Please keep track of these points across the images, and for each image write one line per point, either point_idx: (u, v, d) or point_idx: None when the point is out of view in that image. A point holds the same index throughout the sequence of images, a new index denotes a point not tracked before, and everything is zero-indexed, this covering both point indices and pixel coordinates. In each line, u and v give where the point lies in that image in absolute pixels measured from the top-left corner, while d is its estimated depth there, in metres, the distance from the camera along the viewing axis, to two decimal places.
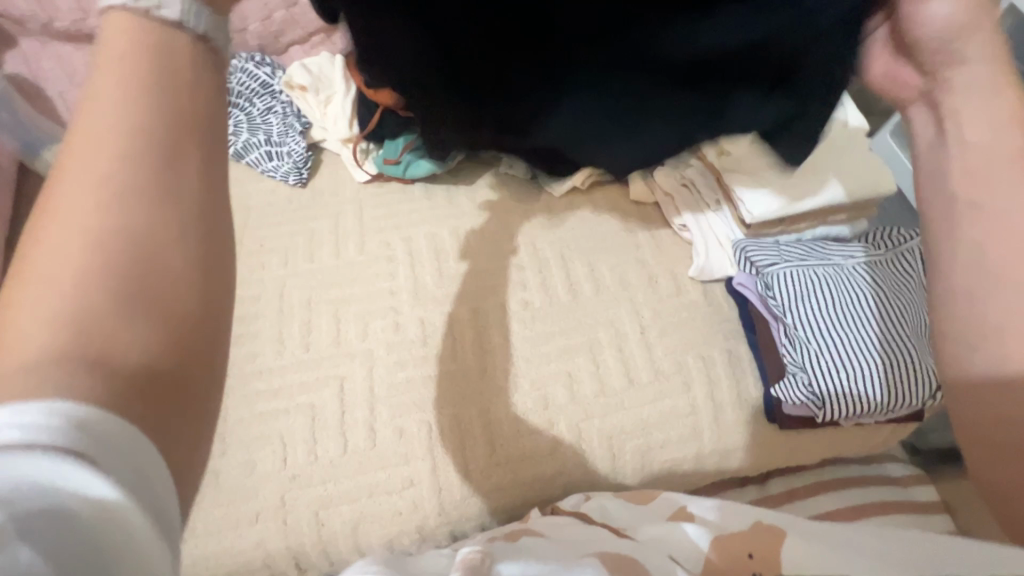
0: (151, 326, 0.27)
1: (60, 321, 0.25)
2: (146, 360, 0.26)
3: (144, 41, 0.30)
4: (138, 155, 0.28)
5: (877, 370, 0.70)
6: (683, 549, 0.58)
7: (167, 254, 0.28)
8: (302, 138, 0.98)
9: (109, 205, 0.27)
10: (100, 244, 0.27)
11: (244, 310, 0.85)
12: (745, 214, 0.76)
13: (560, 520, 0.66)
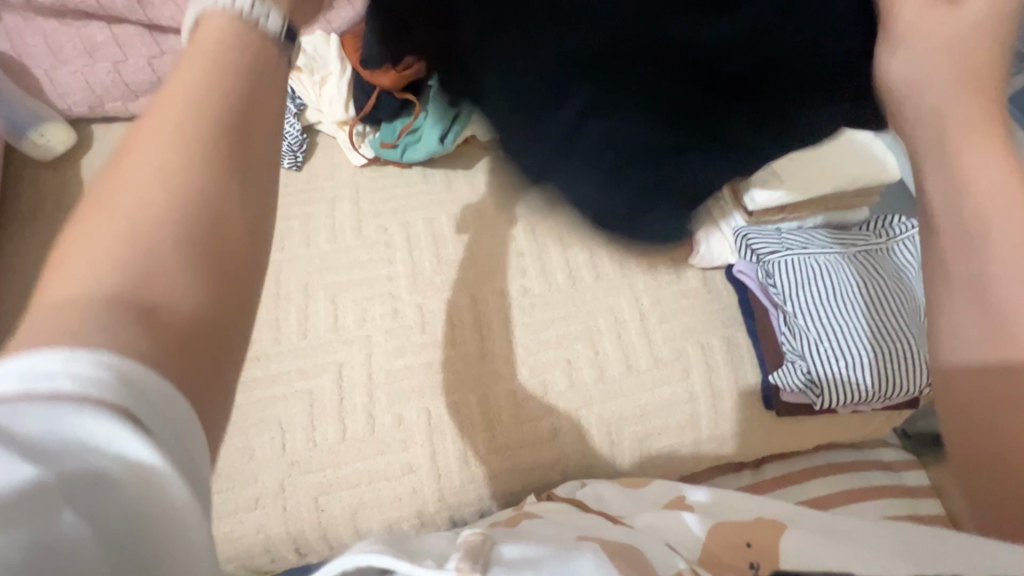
0: (199, 281, 0.29)
1: (125, 271, 0.28)
2: (195, 312, 0.28)
3: (223, 44, 0.35)
4: (205, 132, 0.32)
5: (876, 358, 0.71)
6: (681, 539, 0.61)
7: (209, 228, 0.30)
8: (296, 120, 0.97)
9: (173, 173, 0.30)
10: (153, 215, 0.29)
11: None
12: (749, 202, 0.75)
13: (558, 506, 0.66)
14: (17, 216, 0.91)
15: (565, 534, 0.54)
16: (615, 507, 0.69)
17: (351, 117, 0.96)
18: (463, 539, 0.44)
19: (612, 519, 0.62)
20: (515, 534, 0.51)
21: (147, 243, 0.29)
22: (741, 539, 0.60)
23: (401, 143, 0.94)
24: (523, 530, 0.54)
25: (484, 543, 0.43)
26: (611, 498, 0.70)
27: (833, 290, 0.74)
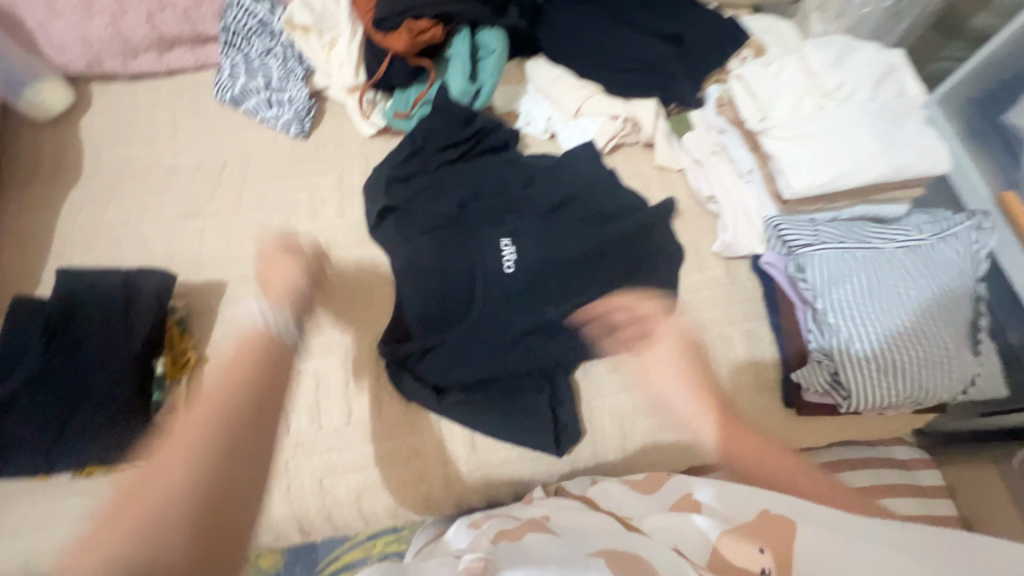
0: (192, 532, 0.36)
1: (144, 525, 0.35)
2: (188, 548, 0.36)
3: (247, 352, 0.48)
4: (220, 400, 0.42)
5: (909, 361, 0.66)
6: (690, 543, 0.57)
7: (214, 475, 0.38)
8: (304, 85, 0.93)
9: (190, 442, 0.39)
10: (154, 510, 0.36)
11: (245, 270, 0.82)
12: (785, 189, 0.68)
13: (568, 505, 0.63)
14: (14, 178, 0.88)
15: (572, 546, 0.51)
16: (625, 509, 0.66)
17: (362, 84, 0.91)
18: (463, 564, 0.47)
19: (625, 525, 0.57)
20: (521, 554, 0.50)
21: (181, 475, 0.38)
22: (753, 545, 0.53)
23: (416, 113, 0.90)
24: (526, 543, 0.53)
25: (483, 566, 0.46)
26: (618, 499, 0.67)
27: (869, 290, 0.69)
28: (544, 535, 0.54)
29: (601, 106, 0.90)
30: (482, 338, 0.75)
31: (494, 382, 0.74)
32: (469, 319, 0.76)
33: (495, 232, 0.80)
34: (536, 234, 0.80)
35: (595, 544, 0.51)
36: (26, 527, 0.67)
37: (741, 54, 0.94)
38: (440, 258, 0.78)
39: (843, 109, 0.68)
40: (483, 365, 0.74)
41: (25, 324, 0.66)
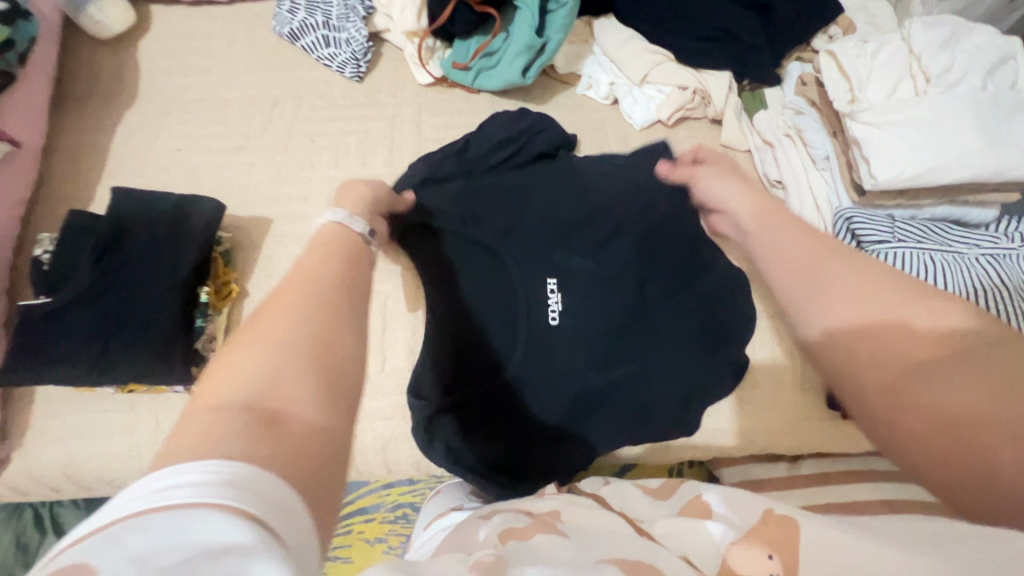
0: (314, 404, 0.33)
1: (273, 356, 0.34)
2: (311, 423, 0.33)
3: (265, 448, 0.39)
4: (284, 352, 0.34)
5: None
6: (701, 555, 0.46)
7: (321, 351, 0.36)
8: (363, 25, 0.90)
9: (288, 337, 0.35)
10: (277, 345, 0.35)
11: (291, 209, 0.81)
12: (866, 177, 0.63)
13: (581, 502, 0.57)
14: (72, 94, 0.88)
15: (583, 549, 0.45)
16: (636, 509, 0.59)
17: (423, 29, 0.87)
18: (473, 557, 0.40)
19: (637, 527, 0.51)
20: (529, 555, 0.43)
21: (274, 368, 0.34)
22: (761, 551, 0.41)
23: (474, 66, 0.86)
24: (534, 546, 0.45)
25: (497, 561, 0.40)
26: (631, 501, 0.60)
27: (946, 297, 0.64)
28: (554, 536, 0.48)
29: (669, 74, 0.86)
30: (515, 399, 0.71)
31: (522, 440, 0.70)
32: (504, 374, 0.71)
33: (542, 271, 0.75)
34: (588, 280, 0.74)
35: (602, 549, 0.44)
36: (70, 433, 0.70)
37: (829, 30, 0.88)
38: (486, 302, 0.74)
39: (943, 97, 0.62)
40: (510, 433, 0.70)
41: (82, 238, 0.68)
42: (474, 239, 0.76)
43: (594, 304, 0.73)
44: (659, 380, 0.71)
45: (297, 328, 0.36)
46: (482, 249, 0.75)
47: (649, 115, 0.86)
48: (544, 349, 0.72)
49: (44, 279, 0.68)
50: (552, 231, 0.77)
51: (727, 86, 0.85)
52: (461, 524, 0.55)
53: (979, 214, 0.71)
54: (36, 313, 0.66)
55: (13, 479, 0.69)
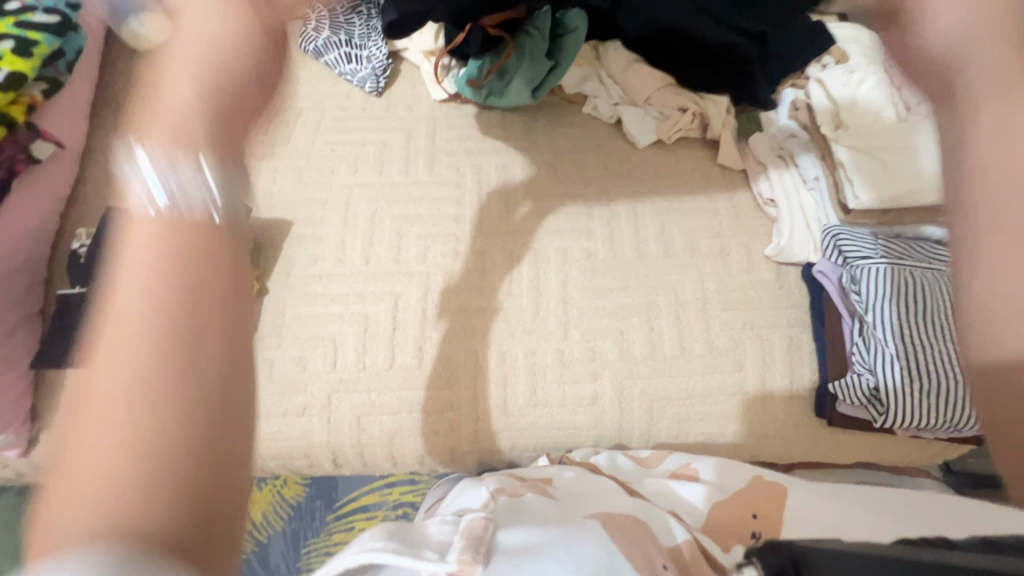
0: (169, 510, 0.29)
1: (117, 440, 0.30)
2: (176, 524, 0.29)
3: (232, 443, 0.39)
4: (139, 400, 0.31)
5: (957, 386, 0.66)
6: (688, 510, 0.63)
7: (184, 427, 0.31)
8: (383, 44, 0.96)
9: (135, 406, 0.31)
10: (113, 426, 0.30)
11: (311, 212, 0.86)
12: (850, 197, 0.67)
13: (575, 469, 0.63)
14: (110, 100, 0.94)
15: (568, 509, 0.53)
16: (626, 474, 0.66)
17: (440, 49, 0.94)
18: (463, 525, 0.44)
19: (625, 488, 0.60)
20: (519, 513, 0.49)
21: (142, 473, 0.29)
22: (747, 512, 0.62)
23: (487, 84, 0.91)
24: (524, 504, 0.51)
25: (484, 530, 0.44)
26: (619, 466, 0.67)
27: (923, 310, 0.68)
28: (541, 497, 0.54)
29: (670, 97, 0.92)
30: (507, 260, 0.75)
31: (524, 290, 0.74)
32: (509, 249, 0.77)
33: None
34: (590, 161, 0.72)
35: (585, 508, 0.53)
36: None
37: (822, 59, 0.94)
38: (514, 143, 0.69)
39: (923, 124, 0.67)
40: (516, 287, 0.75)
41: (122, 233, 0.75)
42: None
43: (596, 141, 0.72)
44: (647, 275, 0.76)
45: (129, 366, 0.32)
46: None
47: (651, 133, 0.91)
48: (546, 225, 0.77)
49: (84, 270, 0.74)
50: None
51: (725, 110, 0.90)
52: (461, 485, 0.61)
53: None
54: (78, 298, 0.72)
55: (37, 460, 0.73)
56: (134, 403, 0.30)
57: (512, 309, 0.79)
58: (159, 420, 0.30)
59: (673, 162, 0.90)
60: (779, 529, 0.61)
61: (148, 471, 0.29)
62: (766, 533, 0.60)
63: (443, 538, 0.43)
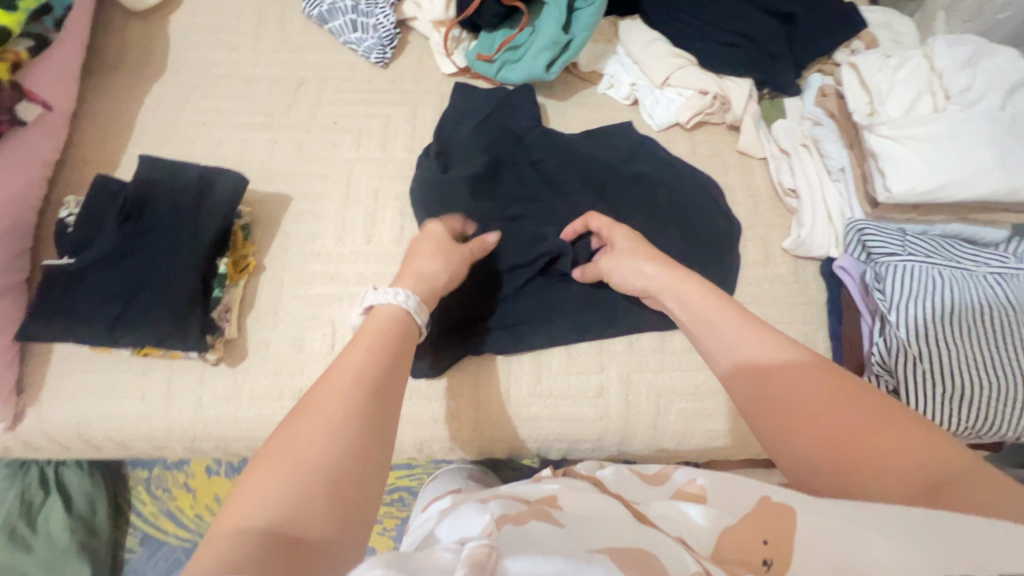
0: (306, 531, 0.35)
1: (353, 391, 0.43)
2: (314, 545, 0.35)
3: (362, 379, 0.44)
4: (336, 422, 0.40)
5: (982, 392, 0.62)
6: (695, 536, 0.49)
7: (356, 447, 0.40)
8: (391, 12, 0.91)
9: (342, 414, 0.41)
10: (346, 391, 0.43)
11: (312, 188, 0.82)
12: (879, 190, 0.64)
13: (579, 486, 0.60)
14: (102, 62, 0.90)
15: (575, 539, 0.47)
16: (631, 492, 0.60)
17: (450, 18, 0.89)
18: (466, 550, 0.38)
19: (633, 512, 0.53)
20: (523, 542, 0.44)
21: (332, 436, 0.39)
22: (756, 538, 0.45)
23: (499, 58, 0.87)
24: (530, 533, 0.47)
25: (488, 556, 0.37)
26: (626, 484, 0.61)
27: (948, 310, 0.65)
28: (547, 525, 0.50)
29: (690, 78, 0.87)
30: (500, 255, 0.76)
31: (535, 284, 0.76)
32: (515, 258, 0.76)
33: (544, 151, 0.83)
34: (574, 177, 0.81)
35: (596, 537, 0.47)
36: (83, 392, 0.71)
37: (852, 44, 0.89)
38: (528, 177, 0.81)
39: (963, 114, 0.63)
40: (523, 275, 0.76)
41: (111, 203, 0.71)
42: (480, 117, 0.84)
43: (566, 179, 0.81)
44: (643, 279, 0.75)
45: (334, 410, 0.41)
46: (498, 149, 0.82)
47: (669, 116, 0.87)
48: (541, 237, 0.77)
49: (68, 241, 0.70)
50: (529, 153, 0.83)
51: (748, 93, 0.85)
52: (462, 506, 0.55)
53: (991, 234, 0.72)
54: (63, 273, 0.68)
55: (28, 434, 0.71)
56: (356, 369, 0.45)
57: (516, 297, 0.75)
58: (363, 411, 0.42)
59: (690, 147, 0.86)
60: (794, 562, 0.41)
61: (356, 410, 0.42)
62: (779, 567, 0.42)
63: (445, 566, 0.37)
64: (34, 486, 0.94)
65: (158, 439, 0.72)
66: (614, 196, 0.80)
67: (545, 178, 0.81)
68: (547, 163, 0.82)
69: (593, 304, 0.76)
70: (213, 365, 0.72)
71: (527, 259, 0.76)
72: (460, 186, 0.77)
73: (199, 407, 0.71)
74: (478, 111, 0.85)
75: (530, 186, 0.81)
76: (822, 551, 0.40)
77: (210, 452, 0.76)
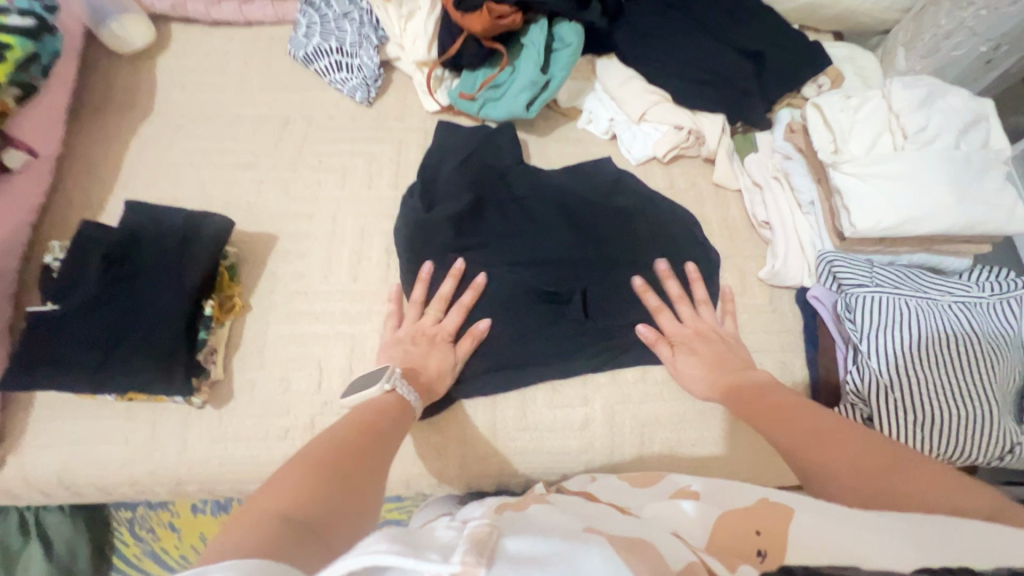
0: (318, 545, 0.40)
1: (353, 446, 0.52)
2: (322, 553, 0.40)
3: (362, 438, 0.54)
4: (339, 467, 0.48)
5: (951, 418, 0.64)
6: (689, 528, 0.51)
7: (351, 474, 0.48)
8: (375, 53, 0.94)
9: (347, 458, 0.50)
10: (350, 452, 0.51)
11: (298, 227, 0.83)
12: (847, 225, 0.67)
13: (571, 495, 0.57)
14: (89, 106, 0.91)
15: (576, 522, 0.47)
16: (624, 499, 0.61)
17: (432, 59, 0.91)
18: (467, 529, 0.36)
19: (625, 511, 0.54)
20: (523, 523, 0.43)
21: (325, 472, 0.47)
22: (749, 529, 0.49)
23: (481, 97, 0.89)
24: (530, 516, 0.46)
25: (489, 535, 0.36)
26: (617, 491, 0.62)
27: (917, 339, 0.67)
28: (547, 510, 0.49)
29: (665, 114, 0.90)
30: (485, 290, 0.77)
31: (522, 316, 0.77)
32: (501, 292, 0.77)
33: (525, 184, 0.85)
34: (557, 209, 0.83)
35: (591, 526, 0.47)
36: (67, 438, 0.71)
37: (817, 80, 0.93)
38: (512, 212, 0.83)
39: (921, 152, 0.66)
40: (509, 310, 0.77)
41: (96, 246, 0.72)
42: (464, 153, 0.87)
43: (546, 212, 0.83)
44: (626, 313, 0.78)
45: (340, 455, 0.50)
46: (481, 185, 0.84)
47: (646, 150, 0.89)
48: (525, 269, 0.79)
49: (52, 287, 0.70)
50: (509, 186, 0.85)
51: (720, 127, 0.89)
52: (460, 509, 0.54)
53: (954, 262, 0.75)
54: (45, 319, 0.68)
55: (9, 481, 0.70)
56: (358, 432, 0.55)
57: (503, 330, 0.76)
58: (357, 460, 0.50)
59: (668, 180, 0.89)
60: (786, 554, 0.46)
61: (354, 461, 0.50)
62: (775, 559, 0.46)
63: (446, 541, 0.36)
64: (14, 533, 0.91)
65: (142, 483, 0.71)
66: (593, 228, 0.82)
67: (527, 211, 0.83)
68: (530, 195, 0.84)
69: (582, 337, 0.76)
70: (199, 408, 0.72)
71: (510, 293, 0.77)
72: (444, 225, 0.80)
73: (185, 450, 0.71)
74: (463, 149, 0.87)
75: (514, 219, 0.83)
76: (818, 543, 0.44)
77: (196, 494, 0.75)
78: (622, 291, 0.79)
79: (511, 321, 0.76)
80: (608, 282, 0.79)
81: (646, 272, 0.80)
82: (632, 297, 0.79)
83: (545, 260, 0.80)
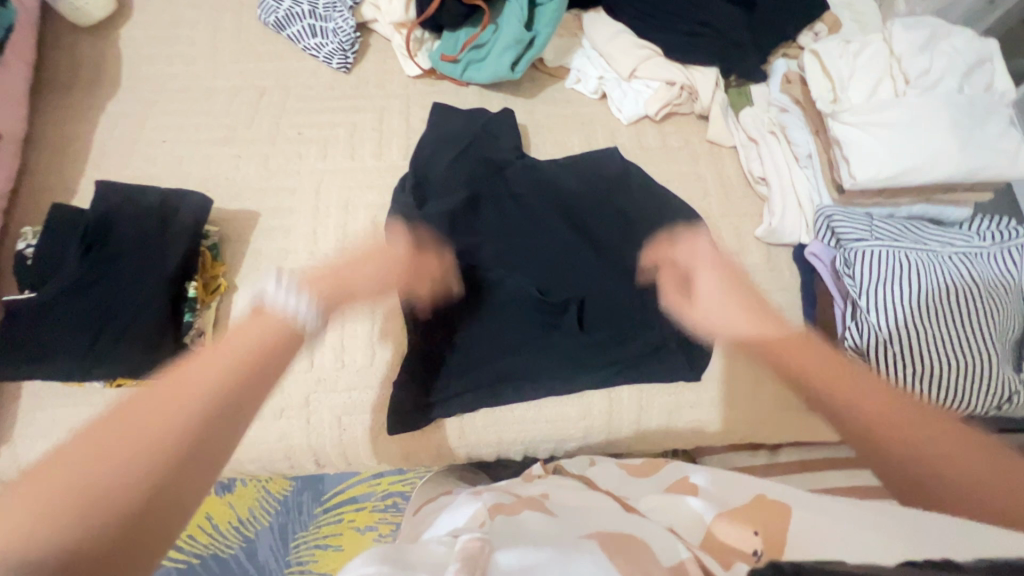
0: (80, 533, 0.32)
1: (199, 416, 0.39)
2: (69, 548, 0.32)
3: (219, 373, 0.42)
4: (178, 422, 0.38)
5: (950, 370, 0.64)
6: (685, 525, 0.51)
7: (191, 440, 0.38)
8: (350, 15, 0.89)
9: (184, 401, 0.39)
10: (171, 427, 0.37)
11: (280, 202, 0.81)
12: (845, 176, 0.65)
13: (567, 487, 0.58)
14: (52, 83, 0.86)
15: (570, 525, 0.46)
16: (622, 489, 0.60)
17: (411, 20, 0.87)
18: (459, 545, 0.38)
19: (623, 505, 0.53)
20: (516, 533, 0.43)
21: (131, 455, 0.36)
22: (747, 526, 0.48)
23: (463, 58, 0.85)
24: (521, 521, 0.46)
25: (482, 551, 0.37)
26: (612, 479, 0.62)
27: (917, 292, 0.66)
28: (540, 513, 0.48)
29: (656, 70, 0.86)
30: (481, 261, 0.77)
31: (516, 292, 0.75)
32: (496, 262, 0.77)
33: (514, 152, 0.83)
34: (549, 177, 0.81)
35: (586, 526, 0.46)
36: (59, 427, 0.70)
37: (814, 27, 0.89)
38: (506, 182, 0.81)
39: (923, 98, 0.64)
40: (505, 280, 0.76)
41: (72, 231, 0.69)
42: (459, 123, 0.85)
43: (541, 186, 0.81)
44: (625, 284, 0.76)
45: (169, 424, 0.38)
46: (476, 160, 0.82)
47: (637, 109, 0.86)
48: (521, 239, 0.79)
49: (28, 274, 0.68)
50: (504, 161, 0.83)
51: (714, 82, 0.85)
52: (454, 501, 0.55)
53: (953, 213, 0.74)
54: (25, 307, 0.66)
55: None
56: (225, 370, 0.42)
57: (497, 301, 0.75)
58: (213, 408, 0.40)
59: (661, 139, 0.86)
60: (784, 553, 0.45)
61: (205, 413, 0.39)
62: (770, 554, 0.45)
63: (438, 561, 0.37)
64: None
65: None
66: (591, 206, 0.80)
67: (520, 184, 0.81)
68: (521, 167, 0.82)
69: (580, 352, 0.73)
70: None
71: (505, 300, 0.75)
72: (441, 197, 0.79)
73: None
74: (450, 116, 0.84)
75: (509, 194, 0.81)
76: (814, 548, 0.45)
77: None
78: (619, 258, 0.78)
79: (508, 291, 0.75)
80: (606, 252, 0.78)
81: (649, 285, 0.76)
82: (628, 261, 0.78)
83: (540, 230, 0.79)
